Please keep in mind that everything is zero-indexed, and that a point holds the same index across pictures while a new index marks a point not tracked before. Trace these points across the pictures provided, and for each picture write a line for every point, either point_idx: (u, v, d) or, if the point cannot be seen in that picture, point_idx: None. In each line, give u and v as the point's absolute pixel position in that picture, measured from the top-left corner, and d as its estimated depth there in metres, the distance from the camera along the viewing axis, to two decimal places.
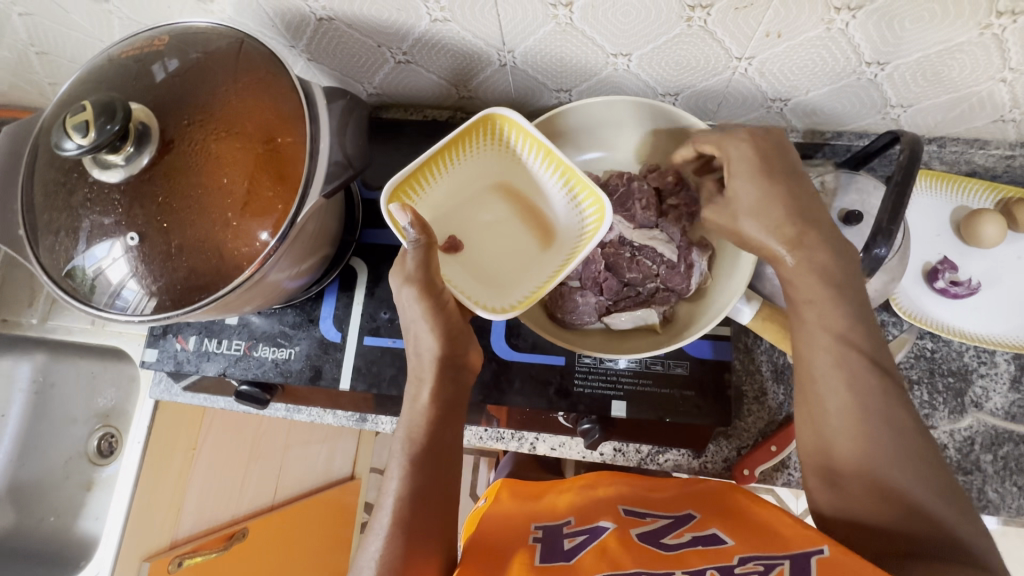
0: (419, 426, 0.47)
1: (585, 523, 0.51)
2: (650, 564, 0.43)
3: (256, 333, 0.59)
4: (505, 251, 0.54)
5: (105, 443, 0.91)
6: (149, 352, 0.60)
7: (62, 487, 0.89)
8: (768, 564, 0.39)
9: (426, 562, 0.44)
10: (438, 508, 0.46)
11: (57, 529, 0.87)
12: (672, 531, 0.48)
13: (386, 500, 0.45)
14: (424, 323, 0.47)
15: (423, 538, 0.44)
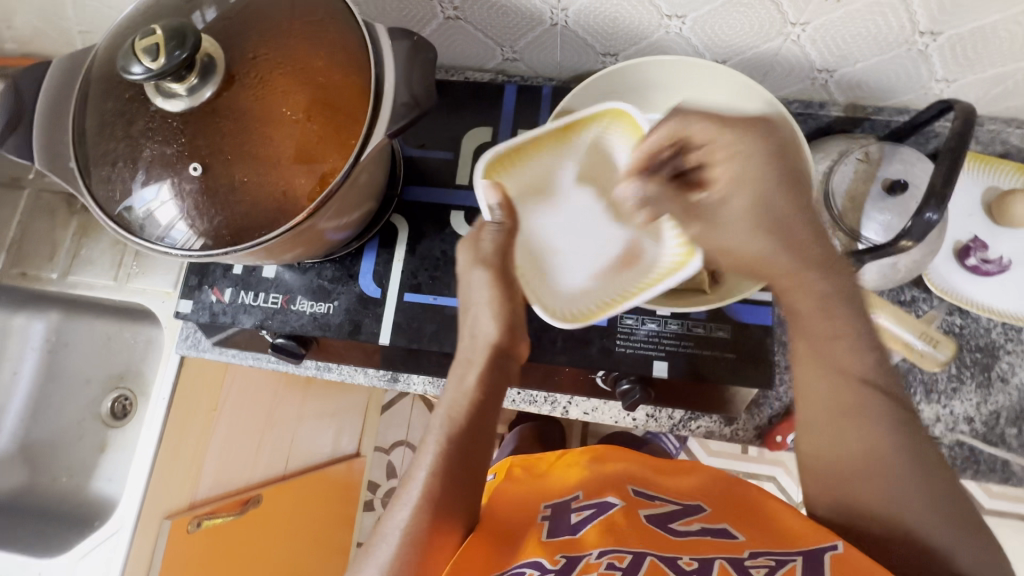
0: (461, 409, 0.46)
1: (594, 498, 0.51)
2: (663, 547, 0.43)
3: (294, 286, 0.59)
4: (592, 254, 0.51)
5: (121, 403, 0.89)
6: (183, 303, 0.59)
7: (76, 447, 0.87)
8: (779, 559, 0.39)
9: (450, 531, 0.44)
10: (468, 484, 0.45)
11: (70, 490, 0.85)
12: (683, 514, 0.48)
13: (417, 476, 0.45)
14: (489, 309, 0.47)
15: (451, 514, 0.44)
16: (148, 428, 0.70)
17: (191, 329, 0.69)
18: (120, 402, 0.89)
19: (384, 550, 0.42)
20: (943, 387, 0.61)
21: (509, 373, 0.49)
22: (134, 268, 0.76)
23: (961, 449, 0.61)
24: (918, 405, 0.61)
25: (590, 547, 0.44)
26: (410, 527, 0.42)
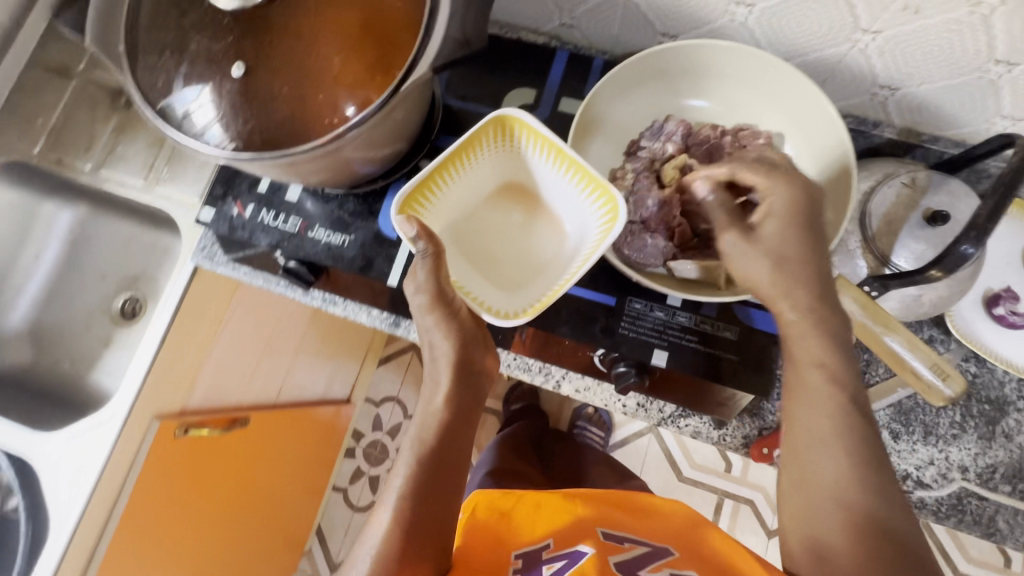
0: (427, 426, 0.48)
1: (566, 549, 0.53)
2: None
3: (315, 214, 0.59)
4: (516, 248, 0.56)
5: (132, 303, 0.92)
6: (205, 211, 0.60)
7: (83, 337, 0.90)
8: None
9: (420, 568, 0.46)
10: (438, 517, 0.46)
11: (70, 377, 0.88)
12: (649, 564, 0.50)
13: (389, 499, 0.46)
14: (437, 332, 0.48)
15: (419, 547, 0.45)
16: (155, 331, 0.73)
17: (209, 241, 0.70)
18: (132, 302, 0.92)
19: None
20: (942, 432, 0.60)
21: (479, 386, 0.50)
22: (163, 173, 0.77)
23: (949, 497, 0.59)
24: (914, 445, 0.60)
25: None
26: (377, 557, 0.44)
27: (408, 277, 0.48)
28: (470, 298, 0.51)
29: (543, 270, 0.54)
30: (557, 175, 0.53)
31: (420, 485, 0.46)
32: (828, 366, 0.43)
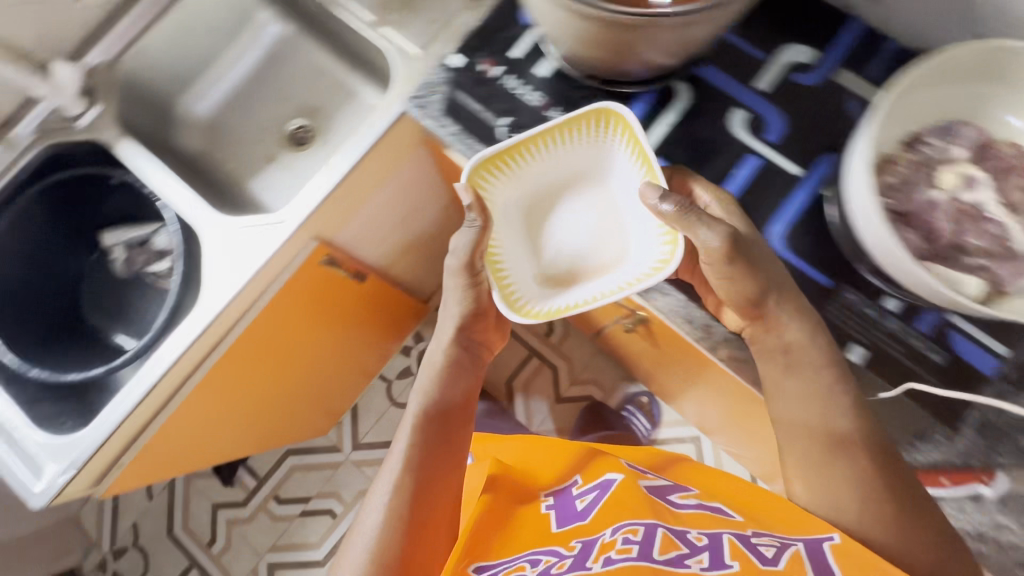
0: (434, 371, 0.62)
1: (596, 476, 0.60)
2: (670, 517, 0.52)
3: (558, 95, 0.59)
4: (579, 246, 0.58)
5: (303, 130, 0.95)
6: (455, 57, 0.61)
7: (252, 146, 0.95)
8: (784, 544, 0.48)
9: (436, 501, 0.57)
10: (443, 453, 0.59)
11: (230, 177, 0.93)
12: (677, 491, 0.58)
13: (398, 448, 0.59)
14: (457, 294, 0.60)
15: (430, 478, 0.57)
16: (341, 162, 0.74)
17: None
18: (303, 129, 0.95)
19: (382, 492, 0.56)
20: None
21: (479, 350, 0.65)
22: (394, 14, 0.78)
23: None
24: None
25: (601, 529, 0.53)
26: (392, 486, 0.56)
27: (455, 239, 0.56)
28: (501, 277, 0.55)
29: (581, 277, 0.57)
30: (632, 181, 0.56)
31: (439, 414, 0.60)
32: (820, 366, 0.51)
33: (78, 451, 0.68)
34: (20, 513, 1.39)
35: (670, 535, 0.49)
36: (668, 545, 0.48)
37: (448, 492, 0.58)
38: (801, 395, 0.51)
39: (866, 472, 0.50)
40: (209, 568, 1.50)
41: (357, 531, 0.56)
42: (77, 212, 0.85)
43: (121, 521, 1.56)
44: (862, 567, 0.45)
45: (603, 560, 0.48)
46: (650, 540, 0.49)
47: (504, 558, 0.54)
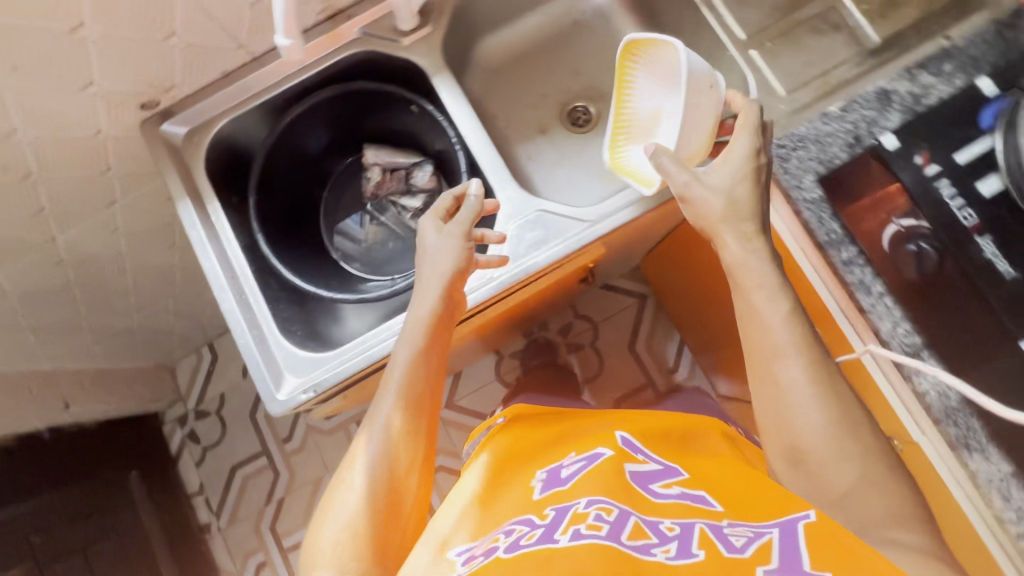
0: (420, 330, 0.63)
1: (587, 452, 0.64)
2: (641, 504, 0.54)
3: (992, 223, 0.58)
4: None
5: (582, 112, 0.89)
6: (891, 141, 0.62)
7: (525, 109, 0.89)
8: (757, 532, 0.49)
9: (414, 444, 0.61)
10: (424, 404, 0.62)
11: (496, 134, 0.88)
12: (663, 480, 0.59)
13: (381, 403, 0.62)
14: (450, 250, 0.64)
15: (413, 426, 0.61)
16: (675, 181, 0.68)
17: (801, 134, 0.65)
18: (583, 111, 0.89)
19: (382, 423, 0.60)
20: None
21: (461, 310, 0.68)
22: (767, 42, 0.71)
23: None
24: None
25: (580, 498, 0.55)
26: (381, 429, 0.60)
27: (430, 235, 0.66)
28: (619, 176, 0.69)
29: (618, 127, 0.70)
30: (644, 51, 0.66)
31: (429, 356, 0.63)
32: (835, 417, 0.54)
33: (324, 375, 0.67)
34: (136, 350, 1.45)
35: (646, 526, 0.51)
36: (637, 535, 0.50)
37: (426, 418, 0.63)
38: (763, 317, 0.57)
39: (842, 425, 0.54)
40: (278, 461, 1.57)
41: (352, 469, 0.60)
42: (354, 120, 0.83)
43: (212, 387, 1.63)
44: (818, 536, 0.46)
45: (571, 532, 0.50)
46: (621, 525, 0.50)
47: (480, 536, 0.56)
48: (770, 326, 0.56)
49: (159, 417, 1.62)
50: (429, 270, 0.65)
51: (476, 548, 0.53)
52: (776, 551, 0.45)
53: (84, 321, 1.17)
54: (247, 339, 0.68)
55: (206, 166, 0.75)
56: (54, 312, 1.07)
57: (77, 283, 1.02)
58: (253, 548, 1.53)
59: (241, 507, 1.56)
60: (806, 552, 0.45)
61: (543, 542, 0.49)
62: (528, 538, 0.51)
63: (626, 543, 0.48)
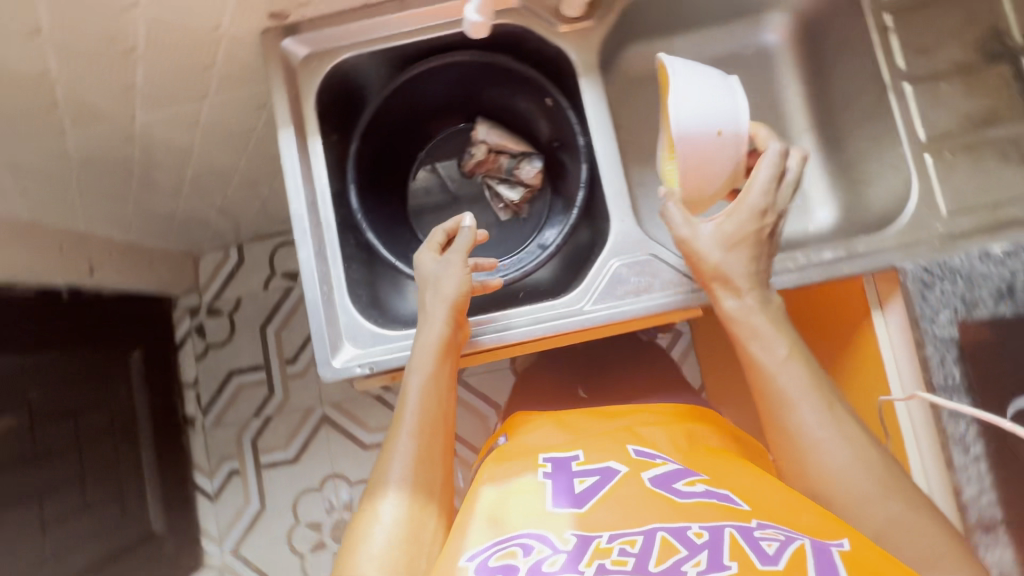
0: (434, 354, 0.62)
1: (597, 462, 0.58)
2: (662, 508, 0.49)
3: None
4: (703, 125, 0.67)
5: None
6: None
7: (652, 132, 0.83)
8: (788, 537, 0.44)
9: (432, 472, 0.57)
10: (440, 430, 0.60)
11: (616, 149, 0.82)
12: (684, 479, 0.54)
13: (397, 436, 0.59)
14: (457, 276, 0.65)
15: (431, 458, 0.58)
16: (798, 271, 0.64)
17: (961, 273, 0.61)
18: None
19: (402, 454, 0.57)
20: None
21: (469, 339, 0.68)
22: (950, 154, 0.65)
23: None
24: None
25: (602, 529, 0.49)
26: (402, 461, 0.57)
27: (424, 266, 0.67)
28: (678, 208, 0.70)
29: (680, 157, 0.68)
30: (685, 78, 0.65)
31: (441, 377, 0.62)
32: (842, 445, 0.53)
33: (383, 355, 0.65)
34: (169, 234, 1.41)
35: (671, 537, 0.46)
36: (666, 553, 0.44)
37: (445, 443, 0.60)
38: (770, 368, 0.58)
39: (868, 456, 0.52)
40: (276, 380, 1.57)
41: (373, 504, 0.55)
42: (477, 88, 0.77)
43: (230, 288, 1.61)
44: (860, 561, 0.41)
45: (595, 567, 0.44)
46: (647, 551, 0.45)
47: (490, 544, 0.49)
48: (776, 376, 0.57)
49: (171, 301, 1.60)
50: (434, 297, 0.65)
51: (490, 559, 0.47)
52: (813, 567, 0.41)
53: (132, 197, 1.13)
54: (317, 293, 0.65)
55: (318, 95, 0.69)
56: (108, 182, 1.03)
57: (139, 161, 0.96)
58: (231, 452, 1.57)
59: (230, 412, 1.58)
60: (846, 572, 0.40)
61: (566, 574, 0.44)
62: (551, 565, 0.45)
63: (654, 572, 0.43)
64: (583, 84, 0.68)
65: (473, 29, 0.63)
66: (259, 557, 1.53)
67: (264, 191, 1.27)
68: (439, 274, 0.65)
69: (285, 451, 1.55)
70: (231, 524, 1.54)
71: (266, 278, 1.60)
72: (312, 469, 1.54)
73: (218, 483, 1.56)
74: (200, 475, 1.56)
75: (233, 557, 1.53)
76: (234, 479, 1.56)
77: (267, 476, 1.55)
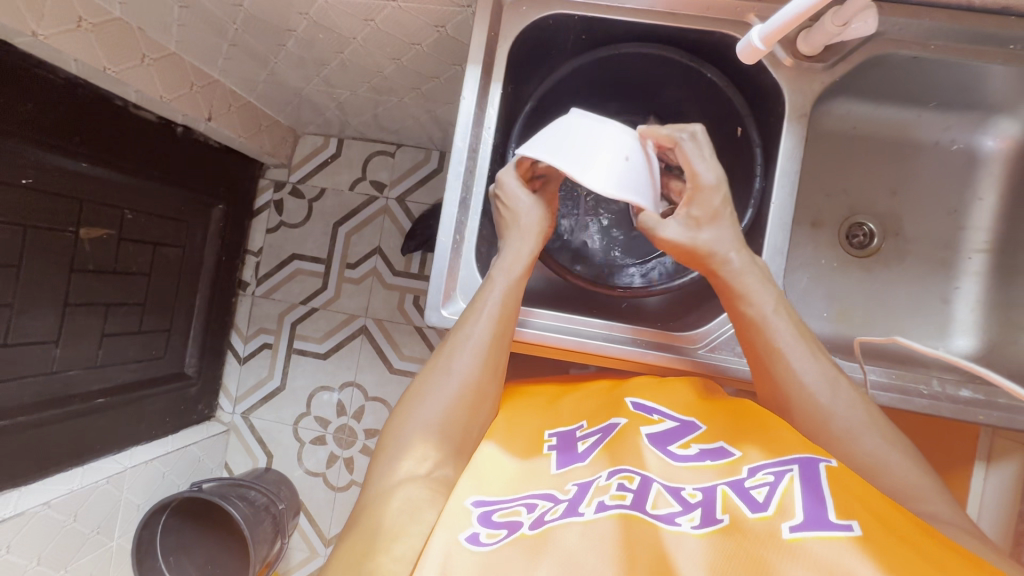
0: (506, 299, 0.62)
1: (600, 424, 0.63)
2: (658, 467, 0.54)
3: None
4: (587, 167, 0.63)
5: (865, 233, 0.78)
6: None
7: (817, 192, 0.79)
8: (777, 476, 0.49)
9: (464, 417, 0.59)
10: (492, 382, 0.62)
11: None
12: (680, 439, 0.58)
13: (437, 373, 0.60)
14: (534, 222, 0.65)
15: (469, 404, 0.59)
16: (929, 398, 0.61)
17: None
18: (867, 232, 0.78)
19: (440, 394, 0.59)
20: None
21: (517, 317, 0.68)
22: None
23: None
24: None
25: (597, 471, 0.55)
26: (436, 400, 0.58)
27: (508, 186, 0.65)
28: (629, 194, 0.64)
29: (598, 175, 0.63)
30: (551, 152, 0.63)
31: (505, 320, 0.62)
32: (837, 411, 0.56)
33: None
34: (284, 107, 1.41)
35: (667, 492, 0.50)
36: (661, 503, 0.49)
37: (490, 388, 0.62)
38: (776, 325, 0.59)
39: (870, 419, 0.56)
40: (333, 277, 1.61)
41: (405, 427, 0.57)
42: (662, 89, 0.74)
43: (318, 176, 1.62)
44: (839, 480, 0.47)
45: (596, 505, 0.49)
46: (643, 493, 0.50)
47: (499, 496, 0.53)
48: (781, 343, 0.58)
49: (261, 169, 1.62)
50: (519, 234, 0.64)
51: (495, 513, 0.50)
52: (801, 503, 0.46)
53: (271, 62, 1.13)
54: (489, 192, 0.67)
55: (514, 45, 0.67)
56: (261, 44, 1.05)
57: (299, 37, 0.99)
58: (269, 327, 1.63)
59: (281, 290, 1.63)
60: (832, 503, 0.45)
61: (568, 517, 0.48)
62: (552, 514, 0.49)
63: (651, 513, 0.47)
64: (783, 132, 0.63)
65: (747, 52, 0.54)
66: (263, 428, 1.61)
67: (390, 100, 1.26)
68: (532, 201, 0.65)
69: (318, 345, 1.61)
70: (248, 390, 1.62)
71: (355, 179, 1.60)
72: (336, 370, 1.60)
73: (249, 349, 1.63)
74: (235, 336, 1.64)
75: (240, 419, 1.62)
76: (264, 351, 1.63)
77: (294, 361, 1.61)
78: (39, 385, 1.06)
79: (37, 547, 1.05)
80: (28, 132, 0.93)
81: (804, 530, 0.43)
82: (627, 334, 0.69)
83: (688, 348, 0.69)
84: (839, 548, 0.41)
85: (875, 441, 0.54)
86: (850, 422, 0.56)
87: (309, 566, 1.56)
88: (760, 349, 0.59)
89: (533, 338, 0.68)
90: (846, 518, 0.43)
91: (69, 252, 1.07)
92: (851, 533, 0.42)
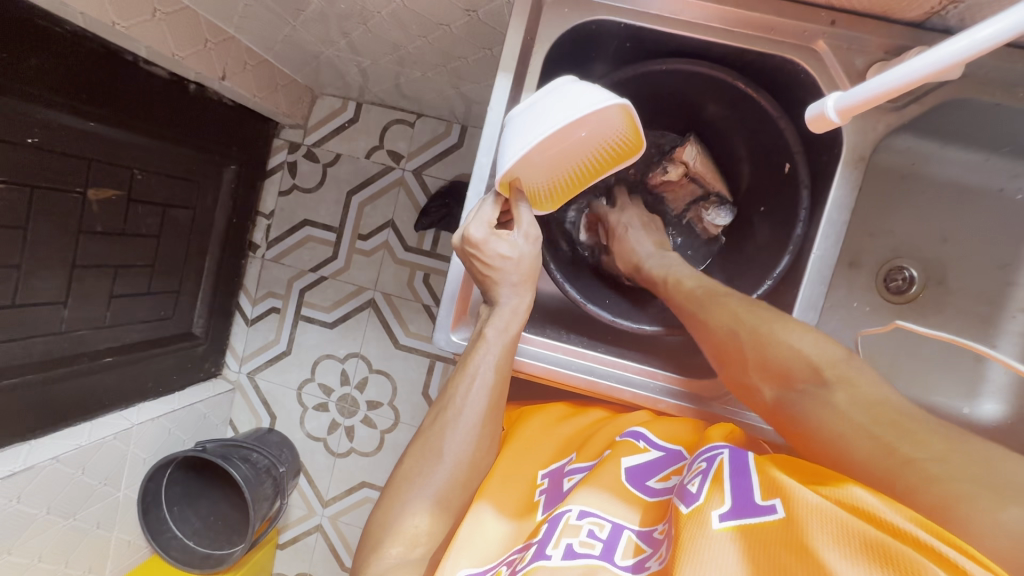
0: (494, 367, 0.63)
1: (588, 457, 0.63)
2: (639, 507, 0.55)
3: None
4: (571, 140, 0.56)
5: (905, 278, 0.73)
6: None
7: (860, 231, 0.74)
8: (709, 460, 0.52)
9: (461, 490, 0.62)
10: (486, 445, 0.64)
11: None
12: (659, 473, 0.59)
13: (429, 449, 0.62)
14: (525, 287, 0.64)
15: (461, 473, 0.62)
16: None
17: None
18: (907, 277, 0.73)
19: (435, 473, 0.61)
20: None
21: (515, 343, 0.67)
22: None
23: None
24: None
25: (572, 503, 0.54)
26: (429, 474, 0.61)
27: (478, 240, 0.61)
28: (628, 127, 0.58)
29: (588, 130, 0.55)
30: (523, 168, 0.58)
31: (496, 385, 0.63)
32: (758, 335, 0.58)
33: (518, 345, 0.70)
34: (304, 68, 1.34)
35: (637, 539, 0.51)
36: (631, 552, 0.50)
37: (483, 453, 0.64)
38: (706, 311, 0.63)
39: (787, 333, 0.57)
40: (344, 246, 1.58)
41: (400, 512, 0.59)
42: (706, 104, 0.67)
43: (334, 140, 1.57)
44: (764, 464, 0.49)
45: (563, 549, 0.48)
46: (612, 542, 0.51)
47: (490, 556, 0.55)
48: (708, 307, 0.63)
49: (275, 128, 1.57)
50: (510, 294, 0.64)
51: None
52: (729, 491, 0.47)
53: (290, 23, 1.05)
54: (457, 241, 0.62)
55: (551, 50, 0.61)
56: (278, 5, 0.98)
57: (320, 3, 0.92)
58: (278, 291, 1.62)
59: (291, 255, 1.61)
60: (759, 488, 0.46)
61: (537, 562, 0.47)
62: (524, 562, 0.50)
63: (618, 564, 0.49)
64: (835, 177, 0.58)
65: (815, 119, 0.47)
66: (268, 389, 1.63)
67: (413, 72, 1.19)
68: (518, 246, 0.61)
69: (326, 314, 1.60)
70: (255, 351, 1.64)
71: (371, 147, 1.55)
72: (341, 340, 1.60)
73: (257, 312, 1.63)
74: (244, 298, 1.64)
75: (246, 379, 1.64)
76: (272, 315, 1.63)
77: (301, 327, 1.61)
78: (48, 344, 1.06)
79: (46, 497, 1.08)
80: (35, 90, 0.88)
81: (727, 519, 0.44)
82: (639, 376, 0.69)
83: (700, 396, 0.69)
84: (762, 534, 0.42)
85: (798, 352, 0.55)
86: (773, 340, 0.57)
87: (307, 524, 1.62)
88: (701, 316, 0.63)
89: (541, 370, 0.69)
90: (771, 499, 0.45)
91: (77, 213, 1.05)
92: (774, 516, 0.43)
